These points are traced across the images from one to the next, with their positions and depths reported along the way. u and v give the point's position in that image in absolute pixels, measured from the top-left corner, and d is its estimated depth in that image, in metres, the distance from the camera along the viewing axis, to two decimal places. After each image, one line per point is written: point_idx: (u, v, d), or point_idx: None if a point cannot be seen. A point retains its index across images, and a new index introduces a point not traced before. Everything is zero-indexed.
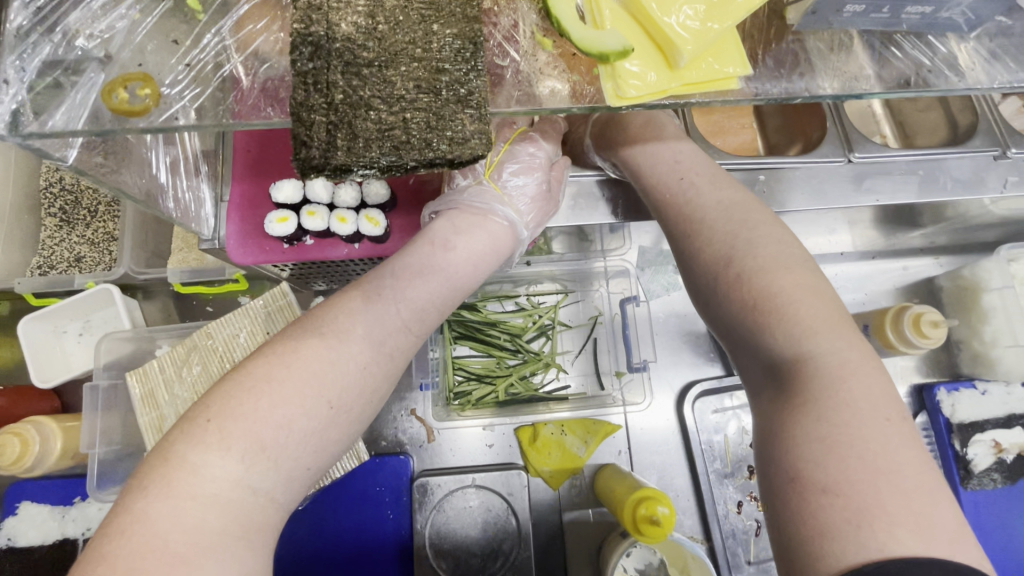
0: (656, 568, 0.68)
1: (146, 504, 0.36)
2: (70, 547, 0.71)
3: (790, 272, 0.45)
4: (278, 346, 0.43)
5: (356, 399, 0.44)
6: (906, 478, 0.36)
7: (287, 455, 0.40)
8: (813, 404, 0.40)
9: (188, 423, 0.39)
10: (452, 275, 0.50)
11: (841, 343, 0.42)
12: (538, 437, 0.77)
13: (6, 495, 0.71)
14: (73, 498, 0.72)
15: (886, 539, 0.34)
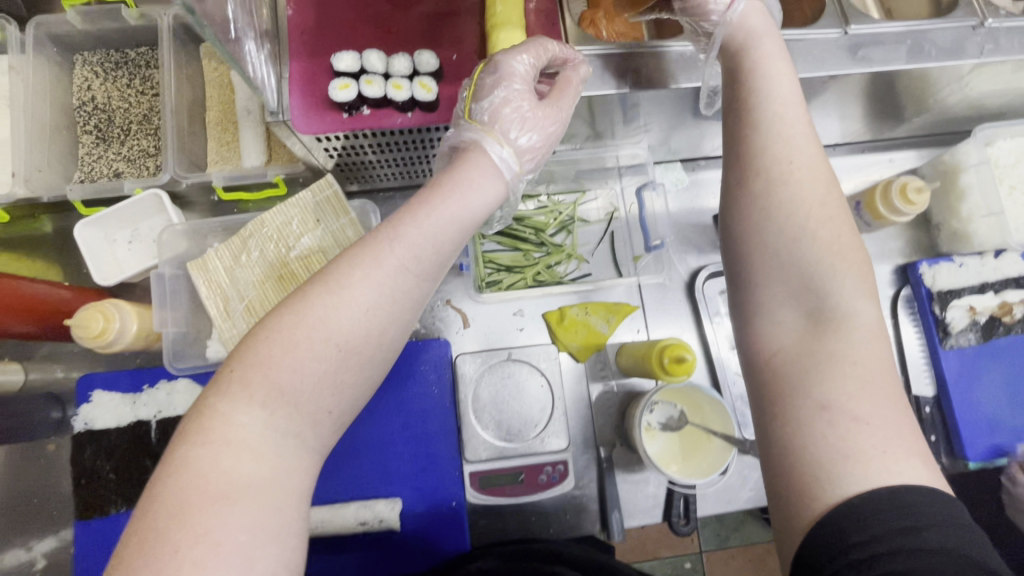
0: (676, 420, 0.76)
1: (186, 452, 0.39)
2: (144, 428, 0.77)
3: (818, 215, 0.49)
4: (290, 298, 0.44)
5: (366, 343, 0.45)
6: (876, 386, 0.43)
7: (302, 401, 0.43)
8: (815, 296, 0.47)
9: (215, 378, 0.43)
10: (448, 220, 0.48)
11: (846, 272, 0.47)
12: (565, 317, 0.84)
13: (79, 385, 0.77)
14: (142, 385, 0.79)
15: (837, 427, 0.41)
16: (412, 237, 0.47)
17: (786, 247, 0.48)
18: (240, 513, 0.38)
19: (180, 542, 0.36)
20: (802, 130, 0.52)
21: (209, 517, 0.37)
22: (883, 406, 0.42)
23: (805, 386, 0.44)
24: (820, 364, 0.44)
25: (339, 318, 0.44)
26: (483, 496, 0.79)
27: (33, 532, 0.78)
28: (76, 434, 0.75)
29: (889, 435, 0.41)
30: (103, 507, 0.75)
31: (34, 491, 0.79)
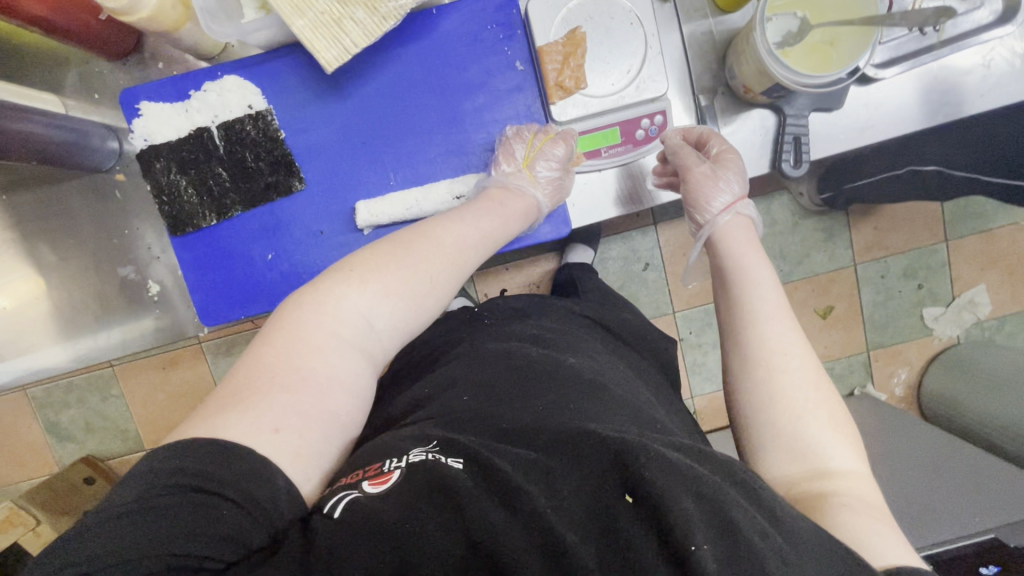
0: (796, 35, 0.66)
1: (299, 315, 0.51)
2: (206, 137, 0.71)
3: (772, 308, 0.59)
4: (394, 240, 0.59)
5: (446, 285, 0.60)
6: (871, 503, 0.48)
7: (398, 312, 0.56)
8: (779, 397, 0.53)
9: (334, 267, 0.55)
10: (488, 222, 0.66)
11: (816, 375, 0.55)
12: None
13: (123, 98, 0.70)
14: (188, 91, 0.71)
15: (849, 512, 0.46)
16: (461, 225, 0.63)
17: (767, 369, 0.55)
18: (325, 392, 0.48)
19: (281, 385, 0.46)
20: (762, 281, 0.60)
21: (287, 393, 0.46)
22: (877, 514, 0.47)
23: (808, 451, 0.51)
24: (779, 398, 0.53)
25: (429, 264, 0.59)
26: (577, 162, 0.74)
27: (141, 260, 0.81)
28: (141, 149, 0.70)
29: (868, 513, 0.46)
30: (194, 222, 0.73)
31: (121, 222, 0.79)
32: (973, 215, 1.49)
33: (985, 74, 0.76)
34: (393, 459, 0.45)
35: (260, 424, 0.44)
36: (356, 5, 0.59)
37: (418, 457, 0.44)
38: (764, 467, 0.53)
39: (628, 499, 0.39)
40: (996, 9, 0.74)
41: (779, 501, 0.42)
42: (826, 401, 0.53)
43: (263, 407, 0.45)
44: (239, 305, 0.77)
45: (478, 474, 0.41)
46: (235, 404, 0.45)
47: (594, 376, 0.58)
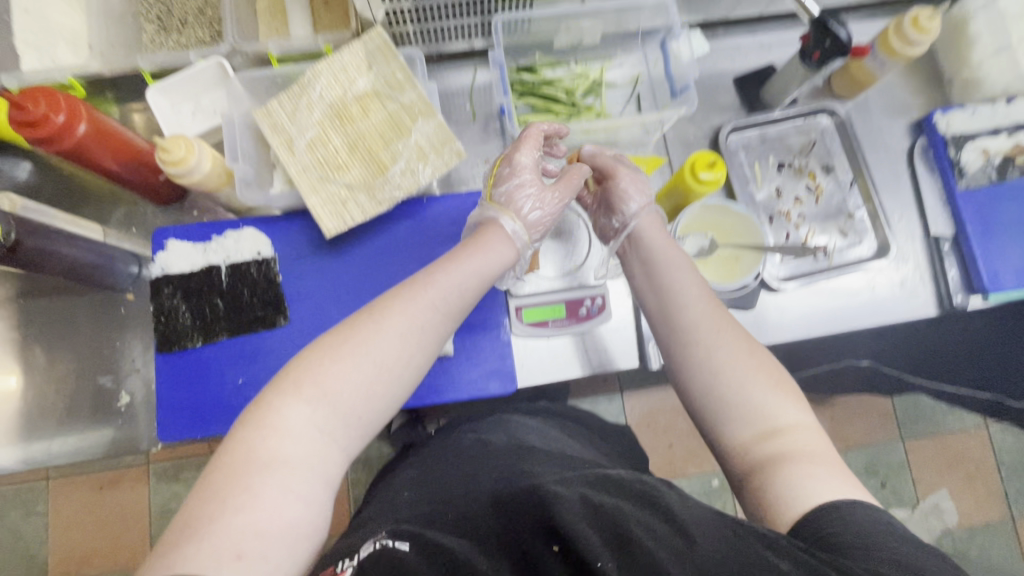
0: (707, 250, 0.82)
1: (243, 433, 0.53)
2: (214, 272, 0.83)
3: (705, 306, 0.65)
4: (339, 330, 0.60)
5: (395, 359, 0.60)
6: (816, 453, 0.55)
7: (343, 407, 0.57)
8: (717, 406, 0.60)
9: (274, 381, 0.57)
10: (471, 273, 0.67)
11: (738, 354, 0.61)
12: None
13: (155, 234, 0.85)
14: (211, 236, 0.85)
15: (804, 483, 0.52)
16: (438, 288, 0.64)
17: (702, 356, 0.62)
18: (279, 503, 0.51)
19: (234, 507, 0.49)
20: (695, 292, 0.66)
21: (242, 510, 0.49)
22: (820, 465, 0.54)
23: (757, 414, 0.58)
24: (694, 364, 0.62)
25: (375, 341, 0.59)
26: (527, 329, 0.85)
27: (121, 372, 0.87)
28: (156, 276, 0.82)
29: (810, 461, 0.54)
30: (182, 342, 0.82)
31: (116, 334, 0.88)
32: (921, 417, 1.58)
33: (872, 294, 0.91)
34: (348, 558, 0.53)
35: (219, 552, 0.46)
36: (360, 191, 0.76)
37: (371, 547, 0.53)
38: (726, 450, 0.59)
39: (554, 547, 0.49)
40: (872, 246, 0.92)
41: (692, 518, 0.48)
42: (758, 365, 0.61)
43: (219, 534, 0.47)
44: (198, 424, 0.81)
45: (426, 554, 0.51)
46: (188, 535, 0.47)
47: (535, 451, 0.68)
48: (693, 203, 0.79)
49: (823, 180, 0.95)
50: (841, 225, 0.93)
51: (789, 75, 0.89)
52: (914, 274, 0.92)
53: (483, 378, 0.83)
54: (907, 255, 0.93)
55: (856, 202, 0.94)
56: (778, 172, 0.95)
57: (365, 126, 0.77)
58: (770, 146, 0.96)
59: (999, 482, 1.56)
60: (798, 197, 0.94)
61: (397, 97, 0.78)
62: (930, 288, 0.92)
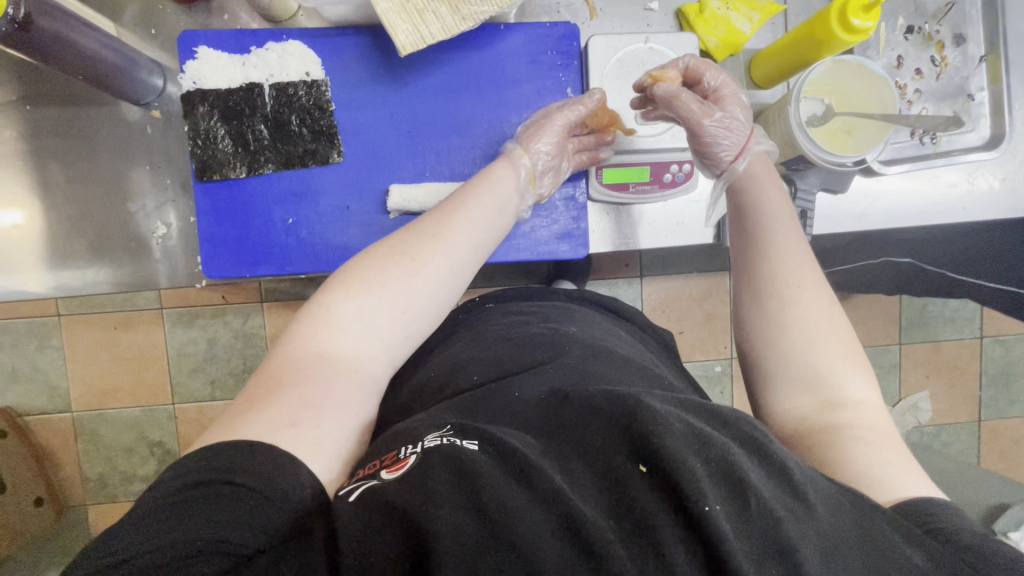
0: (820, 118, 0.73)
1: (295, 328, 0.55)
2: (257, 91, 0.72)
3: (801, 268, 0.63)
4: (390, 236, 0.61)
5: (438, 267, 0.60)
6: (882, 433, 0.54)
7: (388, 299, 0.57)
8: (795, 336, 0.60)
9: (324, 281, 0.58)
10: (495, 195, 0.68)
11: (827, 314, 0.61)
12: (706, 9, 0.77)
13: (182, 38, 0.71)
14: (249, 47, 0.72)
15: (868, 453, 0.52)
16: (474, 209, 0.65)
17: (781, 307, 0.62)
18: (331, 387, 0.51)
19: (290, 383, 0.50)
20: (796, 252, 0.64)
21: (297, 386, 0.50)
22: (889, 446, 0.53)
23: (818, 382, 0.58)
24: (788, 342, 0.60)
25: (421, 248, 0.60)
26: (605, 190, 0.78)
27: (151, 201, 0.79)
28: (189, 89, 0.70)
29: (877, 442, 0.53)
30: (223, 172, 0.73)
31: (142, 159, 0.78)
32: (924, 325, 1.62)
33: (967, 191, 0.85)
34: (410, 446, 0.48)
35: (276, 420, 0.47)
36: (440, 1, 0.62)
37: (434, 441, 0.47)
38: (778, 419, 0.59)
39: (641, 467, 0.41)
40: (981, 137, 0.84)
41: (784, 457, 0.44)
42: (836, 332, 0.60)
43: (275, 407, 0.48)
44: (245, 264, 0.76)
45: (496, 457, 0.43)
46: (251, 406, 0.49)
47: (605, 350, 0.64)
48: (823, 59, 0.69)
49: (951, 52, 0.83)
50: (957, 108, 0.84)
51: None
52: (1017, 172, 0.85)
53: (552, 242, 0.78)
54: (1020, 151, 0.84)
55: (980, 84, 0.84)
56: (905, 37, 0.82)
57: None
58: (902, 2, 0.82)
59: (977, 389, 1.66)
60: (919, 69, 0.83)
61: None
62: None
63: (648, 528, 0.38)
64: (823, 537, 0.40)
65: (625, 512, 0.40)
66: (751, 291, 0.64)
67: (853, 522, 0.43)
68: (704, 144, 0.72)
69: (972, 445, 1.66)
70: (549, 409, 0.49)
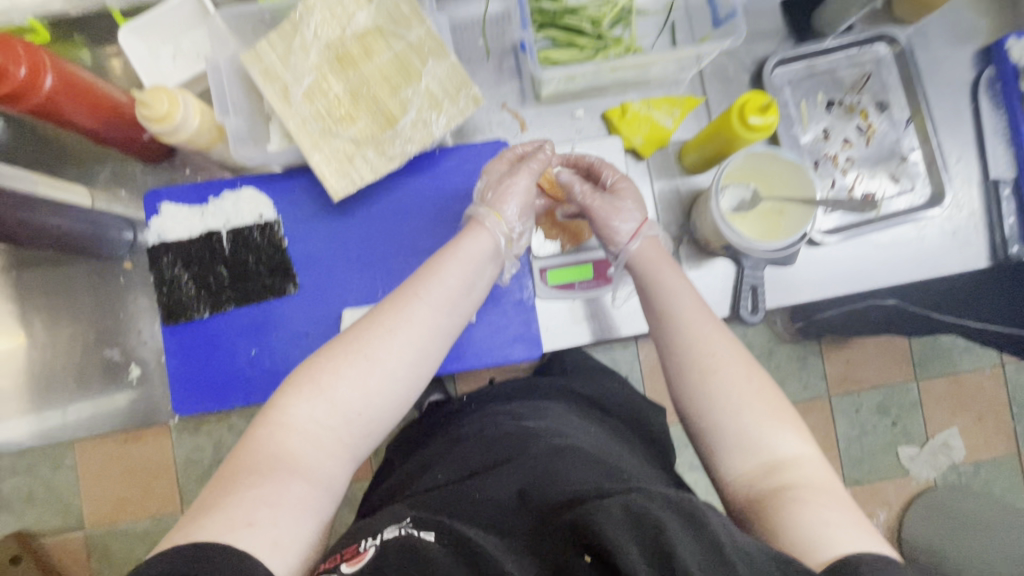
0: (749, 203, 0.75)
1: (248, 435, 0.53)
2: (215, 236, 0.77)
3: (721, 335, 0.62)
4: (341, 334, 0.60)
5: (393, 354, 0.58)
6: (825, 489, 0.51)
7: (343, 401, 0.55)
8: (716, 407, 0.57)
9: (286, 379, 0.57)
10: (451, 271, 0.64)
11: (748, 375, 0.59)
12: (628, 111, 0.81)
13: (147, 198, 0.78)
14: (207, 197, 0.79)
15: (819, 515, 0.48)
16: (431, 285, 0.62)
17: (701, 379, 0.59)
18: (280, 488, 0.50)
19: (246, 484, 0.49)
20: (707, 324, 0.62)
21: (254, 487, 0.49)
22: (839, 507, 0.49)
23: (754, 445, 0.55)
24: (715, 415, 0.57)
25: (376, 343, 0.58)
26: (552, 291, 0.80)
27: (128, 343, 0.83)
28: (153, 243, 0.76)
29: (820, 497, 0.50)
30: (187, 314, 0.77)
31: (118, 305, 0.83)
32: (939, 358, 1.55)
33: (920, 246, 0.85)
34: (369, 538, 0.49)
35: (232, 520, 0.46)
36: (368, 146, 0.68)
37: (393, 534, 0.48)
38: (730, 493, 0.55)
39: (586, 557, 0.42)
40: (924, 194, 0.85)
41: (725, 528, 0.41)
42: (758, 390, 0.58)
43: (228, 508, 0.47)
44: (214, 397, 0.79)
45: (452, 545, 0.46)
46: (209, 507, 0.47)
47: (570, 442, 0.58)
48: (737, 152, 0.71)
49: (877, 119, 0.86)
50: (893, 170, 0.85)
51: None
52: (968, 221, 0.85)
53: (507, 345, 0.79)
54: (962, 202, 0.85)
55: (914, 142, 0.85)
56: (827, 110, 0.86)
57: (369, 70, 0.68)
58: (818, 81, 0.86)
59: (1009, 419, 1.56)
60: (847, 139, 0.85)
61: (404, 36, 0.68)
62: (983, 239, 0.85)
63: None
64: None
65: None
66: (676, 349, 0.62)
67: None
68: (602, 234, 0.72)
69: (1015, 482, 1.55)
70: (512, 505, 0.52)
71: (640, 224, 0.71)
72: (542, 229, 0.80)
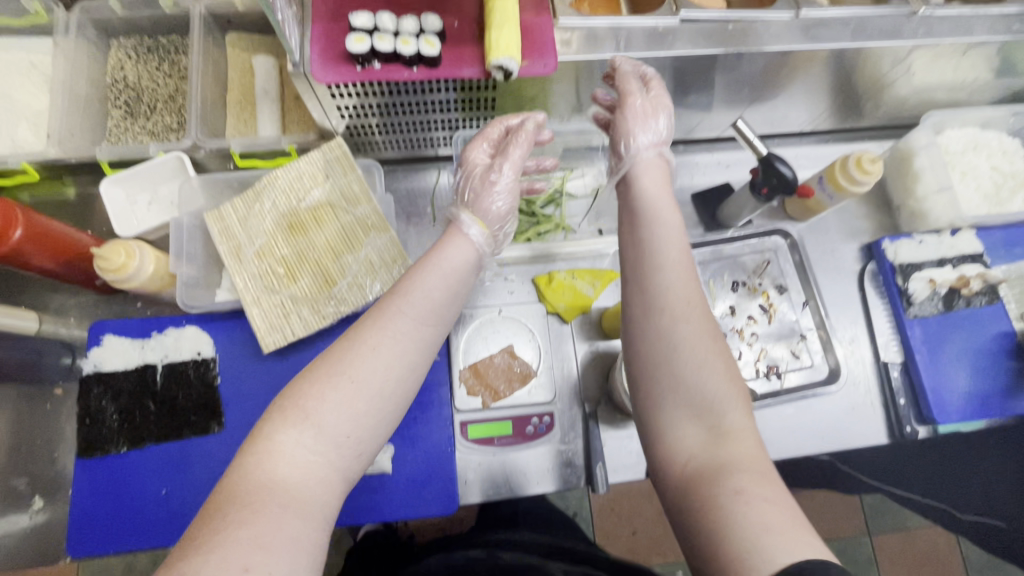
0: None
1: (248, 448, 0.50)
2: (149, 370, 0.80)
3: (690, 325, 0.53)
4: (327, 349, 0.55)
5: (380, 386, 0.53)
6: (758, 472, 0.47)
7: (332, 427, 0.51)
8: (676, 373, 0.52)
9: (267, 409, 0.52)
10: (437, 276, 0.59)
11: (707, 356, 0.52)
12: (553, 280, 0.90)
13: (91, 329, 0.82)
14: (150, 331, 0.83)
15: (749, 510, 0.44)
16: (410, 296, 0.57)
17: (666, 322, 0.53)
18: (279, 522, 0.46)
19: (238, 520, 0.45)
20: (689, 304, 0.54)
21: (243, 524, 0.45)
22: (779, 509, 0.45)
23: (705, 408, 0.51)
24: (660, 355, 0.53)
25: (370, 356, 0.53)
26: (472, 445, 0.82)
27: (40, 470, 0.82)
28: (86, 374, 0.79)
29: (762, 497, 0.45)
30: (104, 448, 0.78)
31: (40, 430, 0.83)
32: (885, 513, 1.55)
33: (824, 420, 0.91)
34: None
35: (228, 570, 0.42)
36: (304, 304, 0.75)
37: None
38: (664, 477, 0.51)
39: None
40: (823, 370, 0.92)
41: None
42: (716, 347, 0.53)
43: (221, 547, 0.43)
44: (114, 538, 0.76)
45: None
46: (201, 542, 0.44)
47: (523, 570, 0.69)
48: None
49: (777, 299, 0.96)
50: (794, 346, 0.94)
51: (742, 196, 0.92)
52: (865, 398, 0.93)
53: (423, 499, 0.79)
54: (856, 379, 0.93)
55: (810, 322, 0.95)
56: (733, 290, 0.96)
57: (316, 236, 0.77)
58: (724, 263, 0.98)
59: None
60: (751, 316, 0.95)
61: (352, 211, 0.78)
62: (880, 416, 0.92)
63: None
64: None
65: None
66: (643, 364, 0.54)
67: None
68: None
69: None
70: None
71: None
72: (467, 386, 0.84)
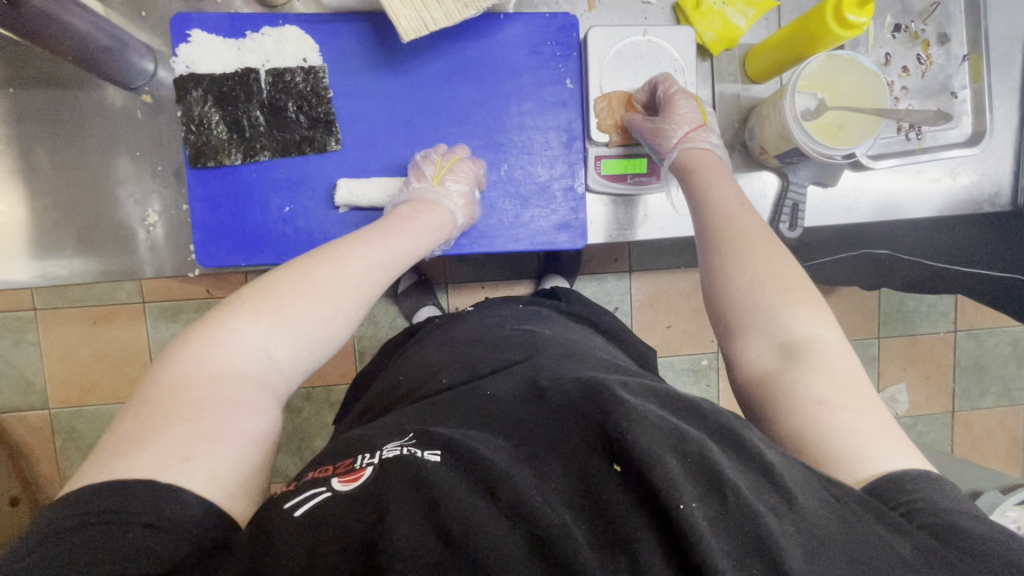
0: (813, 112, 0.75)
1: (170, 372, 0.49)
2: (252, 76, 0.71)
3: (745, 236, 0.64)
4: (272, 274, 0.58)
5: (335, 311, 0.58)
6: (842, 379, 0.52)
7: (276, 341, 0.54)
8: (736, 253, 0.63)
9: (223, 303, 0.55)
10: (404, 235, 0.68)
11: (773, 262, 0.61)
12: (703, 3, 0.77)
13: (175, 22, 0.70)
14: (245, 31, 0.71)
15: (836, 418, 0.49)
16: (385, 238, 0.66)
17: (731, 254, 0.63)
18: (223, 414, 0.46)
19: (173, 418, 0.45)
20: (750, 229, 0.64)
21: (186, 421, 0.45)
22: (864, 409, 0.50)
23: (772, 326, 0.57)
24: (737, 293, 0.61)
25: (320, 291, 0.58)
26: (604, 181, 0.79)
27: (140, 188, 0.76)
28: (182, 73, 0.69)
29: (846, 407, 0.50)
30: (216, 159, 0.72)
31: (131, 144, 0.76)
32: (901, 318, 1.66)
33: (949, 185, 0.88)
34: (367, 455, 0.45)
35: (160, 460, 0.42)
36: None
37: (394, 452, 0.43)
38: (742, 373, 0.58)
39: (616, 466, 0.40)
40: (966, 132, 0.87)
41: (774, 455, 0.43)
42: (784, 277, 0.60)
43: (158, 440, 0.43)
44: (240, 251, 0.74)
45: (457, 465, 0.41)
46: (143, 439, 0.43)
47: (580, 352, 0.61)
48: (818, 55, 0.71)
49: (936, 51, 0.86)
50: (941, 105, 0.86)
51: None
52: (997, 166, 0.88)
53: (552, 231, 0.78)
54: (992, 148, 0.88)
55: (961, 81, 0.86)
56: (892, 35, 0.85)
57: None
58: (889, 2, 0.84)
59: (950, 380, 1.70)
60: (906, 66, 0.85)
61: None
62: (1005, 184, 0.89)
63: (619, 534, 0.37)
64: (816, 542, 0.38)
65: (599, 517, 0.39)
66: (703, 239, 0.67)
67: (837, 517, 0.40)
68: (652, 140, 0.75)
69: (944, 438, 1.71)
70: (524, 403, 0.47)
71: (691, 131, 0.72)
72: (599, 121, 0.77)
